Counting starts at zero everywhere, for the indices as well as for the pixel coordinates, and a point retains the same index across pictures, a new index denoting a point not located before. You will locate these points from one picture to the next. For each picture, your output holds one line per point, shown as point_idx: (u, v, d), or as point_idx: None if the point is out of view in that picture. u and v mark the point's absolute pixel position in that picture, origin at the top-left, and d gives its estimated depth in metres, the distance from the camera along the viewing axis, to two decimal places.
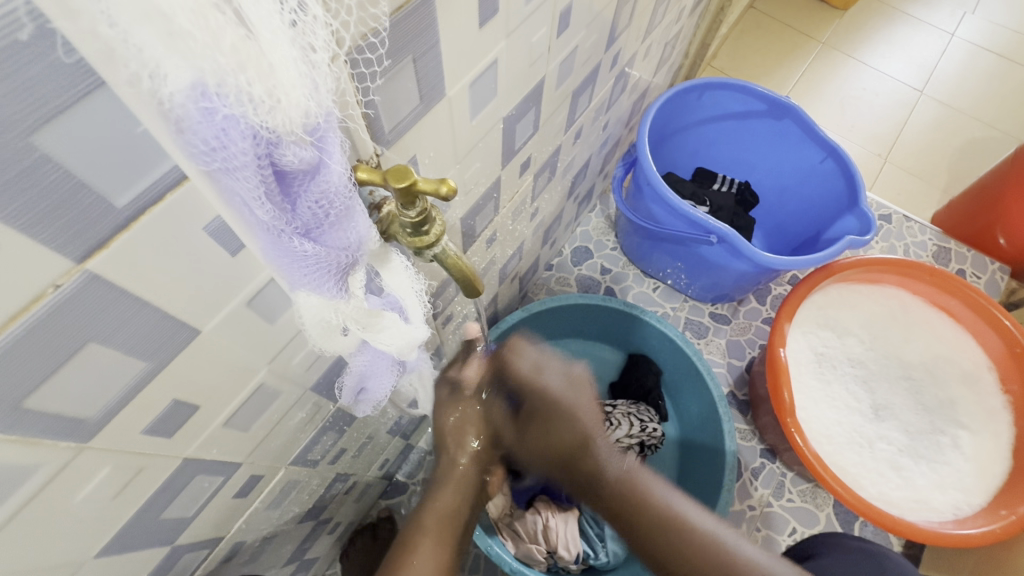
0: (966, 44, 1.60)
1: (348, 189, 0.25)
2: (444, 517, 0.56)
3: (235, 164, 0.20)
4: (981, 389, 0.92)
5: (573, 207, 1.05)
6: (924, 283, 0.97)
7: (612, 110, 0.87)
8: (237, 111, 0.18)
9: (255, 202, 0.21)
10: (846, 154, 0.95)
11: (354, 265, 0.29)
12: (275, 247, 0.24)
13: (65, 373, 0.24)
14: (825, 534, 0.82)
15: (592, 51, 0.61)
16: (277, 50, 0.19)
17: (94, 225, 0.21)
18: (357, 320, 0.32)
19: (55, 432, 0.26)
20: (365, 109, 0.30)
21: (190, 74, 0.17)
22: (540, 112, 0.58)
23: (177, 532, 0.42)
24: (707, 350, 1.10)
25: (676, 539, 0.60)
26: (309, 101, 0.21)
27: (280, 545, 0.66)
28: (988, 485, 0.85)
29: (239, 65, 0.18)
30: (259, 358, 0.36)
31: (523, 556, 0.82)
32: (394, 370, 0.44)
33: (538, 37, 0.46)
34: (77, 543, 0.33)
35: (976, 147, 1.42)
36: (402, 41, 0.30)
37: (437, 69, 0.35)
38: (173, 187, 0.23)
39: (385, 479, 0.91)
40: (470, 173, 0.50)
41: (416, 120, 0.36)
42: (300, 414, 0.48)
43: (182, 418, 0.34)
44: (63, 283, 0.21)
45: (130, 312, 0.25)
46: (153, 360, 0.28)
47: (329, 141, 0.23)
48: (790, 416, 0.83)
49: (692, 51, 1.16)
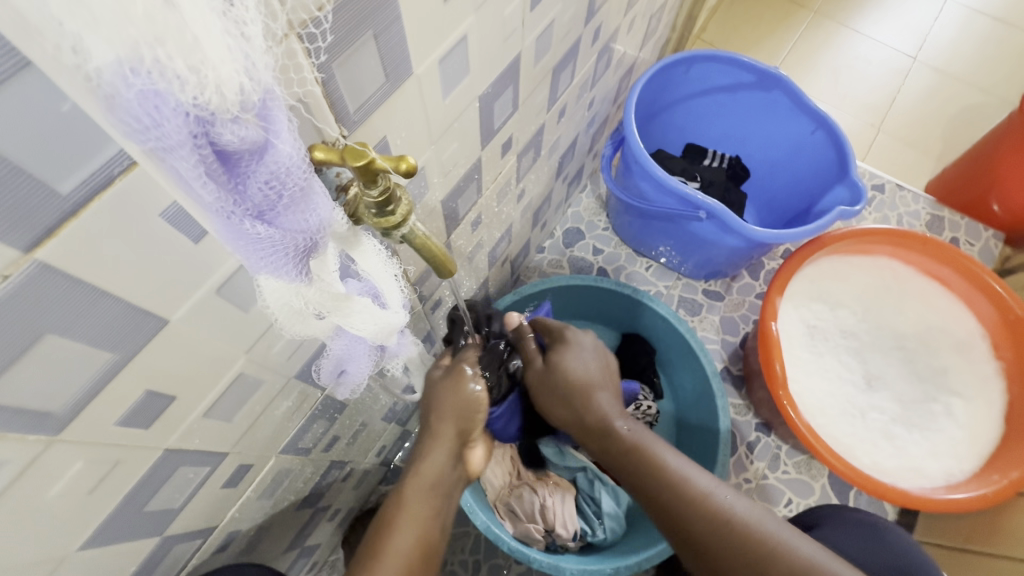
0: (961, 8, 1.56)
1: (302, 167, 0.24)
2: (424, 490, 0.53)
3: (171, 143, 0.19)
4: (973, 356, 0.93)
5: (563, 188, 1.04)
6: (916, 252, 0.96)
7: (597, 87, 0.86)
8: (164, 86, 0.18)
9: (196, 181, 0.21)
10: (835, 124, 0.93)
11: (317, 248, 0.29)
12: (228, 229, 0.24)
13: (23, 366, 0.23)
14: (829, 507, 0.80)
15: (571, 26, 0.60)
16: (201, 21, 0.18)
17: (40, 213, 0.20)
18: (324, 304, 0.32)
19: (20, 426, 0.25)
20: (322, 87, 0.29)
21: (109, 49, 0.16)
22: (519, 90, 0.56)
23: (166, 522, 0.43)
24: (701, 328, 1.10)
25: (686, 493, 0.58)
26: (243, 75, 0.20)
27: (277, 533, 0.67)
28: (981, 451, 0.86)
29: (157, 37, 0.17)
30: (235, 347, 0.36)
31: (522, 535, 0.84)
32: (373, 355, 0.44)
33: (510, 11, 0.45)
34: (60, 535, 0.33)
35: (971, 115, 1.40)
36: (357, 19, 0.29)
37: (401, 46, 0.34)
38: (122, 172, 0.22)
39: (383, 466, 0.91)
40: (447, 154, 0.49)
41: (383, 100, 0.35)
42: (286, 403, 0.48)
43: (158, 409, 0.34)
44: (10, 274, 0.21)
45: (88, 303, 0.25)
46: (121, 350, 0.28)
47: (273, 117, 0.22)
48: (783, 389, 0.83)
49: (679, 23, 1.14)
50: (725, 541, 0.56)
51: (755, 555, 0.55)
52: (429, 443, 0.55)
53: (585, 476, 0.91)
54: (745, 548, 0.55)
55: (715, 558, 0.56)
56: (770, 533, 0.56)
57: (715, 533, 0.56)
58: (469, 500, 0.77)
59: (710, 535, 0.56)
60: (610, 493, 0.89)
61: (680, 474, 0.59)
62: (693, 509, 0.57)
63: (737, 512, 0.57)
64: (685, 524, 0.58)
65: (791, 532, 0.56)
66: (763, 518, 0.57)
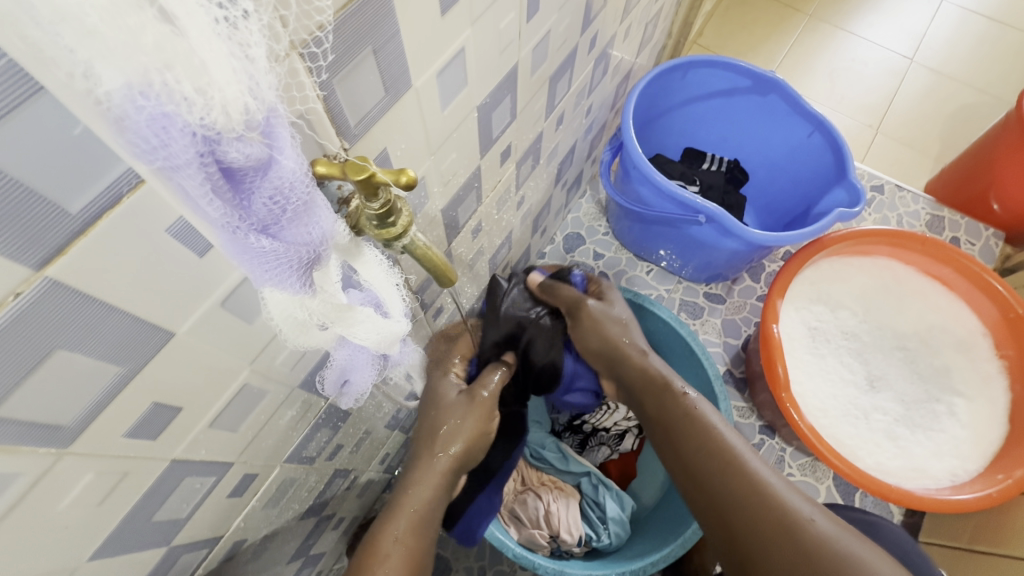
0: (955, 9, 1.57)
1: (305, 182, 0.25)
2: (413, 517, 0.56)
3: (179, 162, 0.20)
4: (976, 355, 0.93)
5: (562, 194, 1.05)
6: (916, 253, 0.96)
7: (595, 94, 0.86)
8: (171, 107, 0.19)
9: (203, 198, 0.22)
10: (832, 127, 0.94)
11: (320, 261, 0.29)
12: (234, 243, 0.24)
13: (34, 381, 0.24)
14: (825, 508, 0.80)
15: (566, 35, 0.61)
16: (209, 46, 0.19)
17: (52, 230, 0.21)
18: (328, 316, 0.33)
19: (32, 440, 0.26)
20: (324, 103, 0.30)
21: (120, 76, 0.17)
22: (516, 99, 0.57)
23: (173, 533, 0.43)
24: (703, 331, 1.11)
25: (716, 457, 0.60)
26: (248, 96, 0.21)
27: (282, 543, 0.67)
28: (985, 450, 0.86)
29: (165, 62, 0.18)
30: (240, 359, 0.37)
31: (527, 542, 0.85)
32: (375, 364, 0.45)
33: (506, 23, 0.45)
34: (69, 547, 0.33)
35: (969, 114, 1.41)
36: (357, 37, 0.30)
37: (400, 61, 0.34)
38: (129, 190, 0.23)
39: (387, 474, 0.91)
40: (446, 164, 0.49)
41: (382, 113, 0.36)
42: (290, 412, 0.48)
43: (165, 420, 0.34)
44: (23, 291, 0.21)
45: (97, 317, 0.25)
46: (128, 363, 0.28)
47: (277, 134, 0.23)
48: (785, 391, 0.83)
49: (675, 29, 1.15)
50: (744, 508, 0.57)
51: (771, 523, 0.55)
52: (421, 471, 0.59)
53: (589, 481, 0.91)
54: (762, 517, 0.55)
55: (734, 526, 0.57)
56: (793, 507, 0.55)
57: (738, 499, 0.57)
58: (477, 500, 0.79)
59: (733, 500, 0.57)
60: (614, 499, 0.89)
61: (721, 440, 0.62)
62: (721, 472, 0.59)
63: (768, 481, 0.58)
64: (709, 481, 0.60)
65: (818, 513, 0.55)
66: (787, 494, 0.56)
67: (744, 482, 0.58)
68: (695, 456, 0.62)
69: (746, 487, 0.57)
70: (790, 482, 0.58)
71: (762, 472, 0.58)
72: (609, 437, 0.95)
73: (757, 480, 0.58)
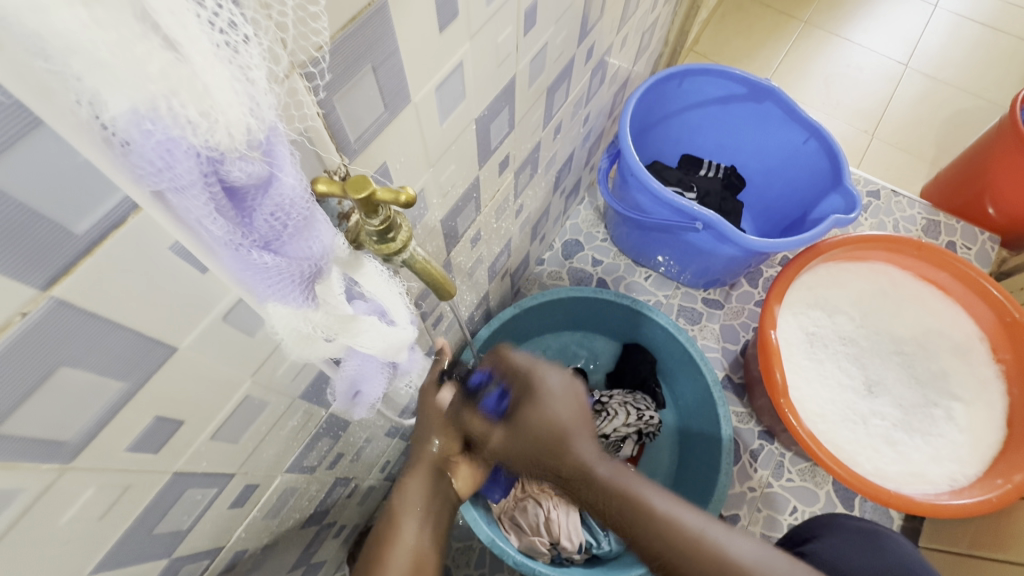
0: (949, 15, 1.59)
1: (305, 199, 0.25)
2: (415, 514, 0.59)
3: (183, 183, 0.20)
4: (973, 360, 0.93)
5: (560, 201, 1.05)
6: (911, 258, 0.97)
7: (592, 102, 0.87)
8: (177, 132, 0.19)
9: (207, 218, 0.22)
10: (827, 133, 0.95)
11: (321, 274, 0.30)
12: (236, 260, 0.25)
13: (39, 397, 0.24)
14: (823, 515, 0.80)
15: (563, 47, 0.61)
16: (211, 70, 0.19)
17: (57, 252, 0.21)
18: (330, 327, 0.33)
19: (34, 455, 0.26)
20: (324, 120, 0.31)
21: (126, 102, 0.18)
22: (514, 110, 0.58)
23: (174, 544, 0.43)
24: (701, 336, 1.11)
25: (677, 539, 0.53)
26: (250, 116, 0.21)
27: (283, 552, 0.67)
28: (983, 455, 0.86)
29: (171, 88, 0.18)
30: (241, 371, 0.37)
31: (527, 549, 0.85)
32: (385, 373, 0.45)
33: (504, 37, 0.46)
34: (72, 560, 0.33)
35: (963, 119, 1.42)
36: (356, 55, 0.30)
37: (399, 77, 0.35)
38: (130, 215, 0.23)
39: (387, 482, 0.92)
40: (445, 175, 0.50)
41: (381, 128, 0.36)
42: (291, 422, 0.49)
43: (166, 434, 0.34)
44: (29, 311, 0.22)
45: (100, 334, 0.26)
46: (130, 378, 0.29)
47: (277, 152, 0.23)
48: (783, 397, 0.83)
49: (671, 37, 1.16)
50: None
51: None
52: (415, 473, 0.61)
53: None
54: None
55: None
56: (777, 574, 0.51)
57: None
58: (473, 513, 0.77)
59: None
60: None
61: (673, 518, 0.54)
62: (690, 555, 0.53)
63: (738, 557, 0.52)
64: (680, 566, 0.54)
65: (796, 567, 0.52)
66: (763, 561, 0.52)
67: (713, 561, 0.52)
68: (655, 543, 0.54)
69: (722, 570, 0.52)
70: (756, 539, 0.54)
71: (729, 548, 0.53)
72: (609, 444, 0.93)
73: (727, 556, 0.52)
